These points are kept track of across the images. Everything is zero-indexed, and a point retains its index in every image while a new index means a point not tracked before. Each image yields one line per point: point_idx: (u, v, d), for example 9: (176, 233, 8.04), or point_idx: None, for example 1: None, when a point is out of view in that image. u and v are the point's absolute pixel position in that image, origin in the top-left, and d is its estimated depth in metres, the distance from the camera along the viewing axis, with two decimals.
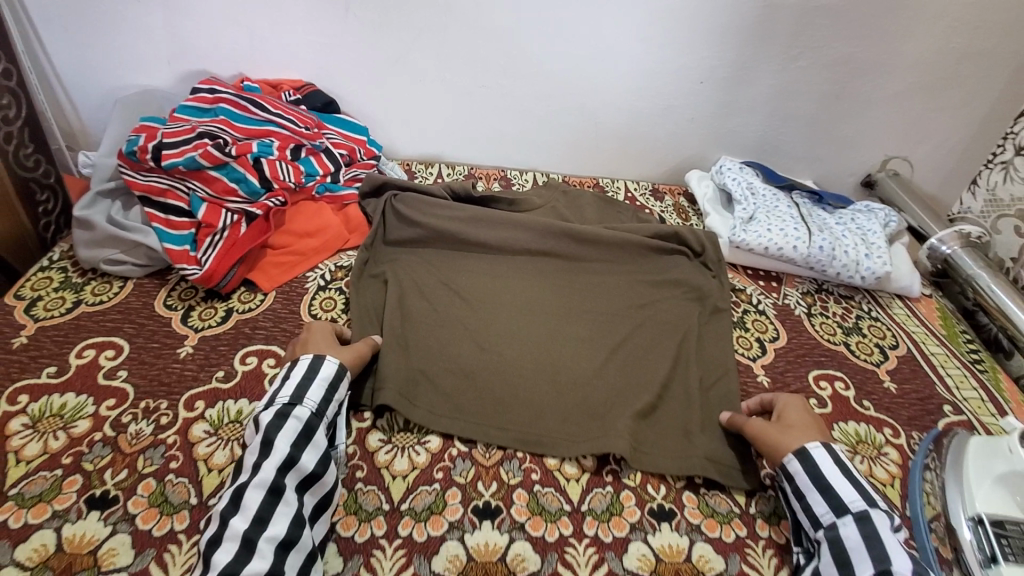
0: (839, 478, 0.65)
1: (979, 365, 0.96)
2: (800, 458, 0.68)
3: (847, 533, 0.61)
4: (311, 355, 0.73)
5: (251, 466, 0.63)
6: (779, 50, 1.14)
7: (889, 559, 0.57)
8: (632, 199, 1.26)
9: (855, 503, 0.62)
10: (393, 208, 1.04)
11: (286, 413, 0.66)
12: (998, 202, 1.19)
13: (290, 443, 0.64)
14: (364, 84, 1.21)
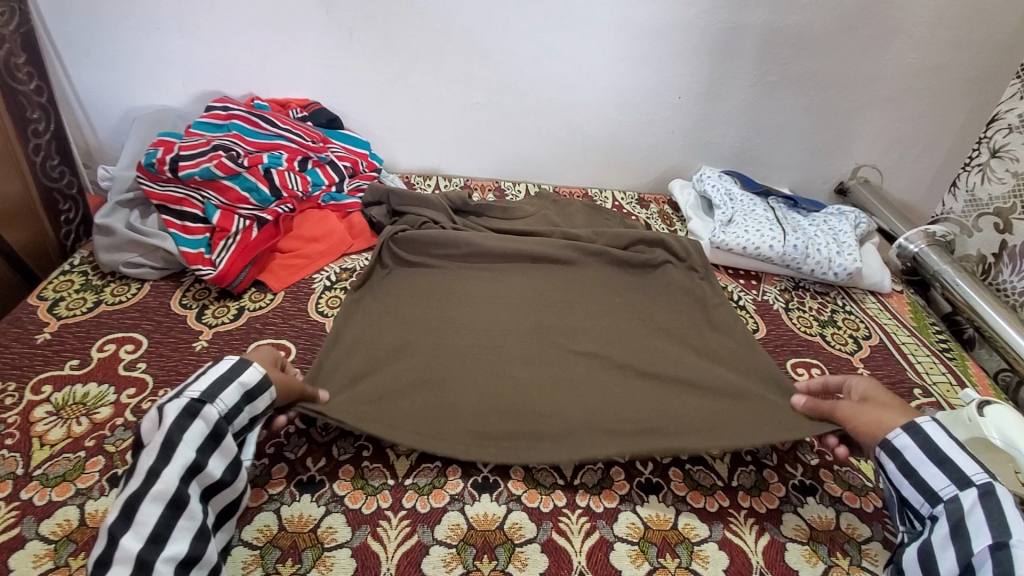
0: (959, 452, 0.62)
1: (948, 353, 1.02)
2: (911, 433, 0.66)
3: (968, 506, 0.58)
4: (231, 358, 0.66)
5: (146, 472, 0.55)
6: (751, 66, 1.23)
7: (1010, 530, 0.54)
8: (620, 207, 1.33)
9: (979, 476, 0.59)
10: (392, 243, 1.07)
11: (193, 412, 0.59)
12: (977, 201, 1.22)
13: (196, 450, 0.58)
14: (367, 103, 1.29)
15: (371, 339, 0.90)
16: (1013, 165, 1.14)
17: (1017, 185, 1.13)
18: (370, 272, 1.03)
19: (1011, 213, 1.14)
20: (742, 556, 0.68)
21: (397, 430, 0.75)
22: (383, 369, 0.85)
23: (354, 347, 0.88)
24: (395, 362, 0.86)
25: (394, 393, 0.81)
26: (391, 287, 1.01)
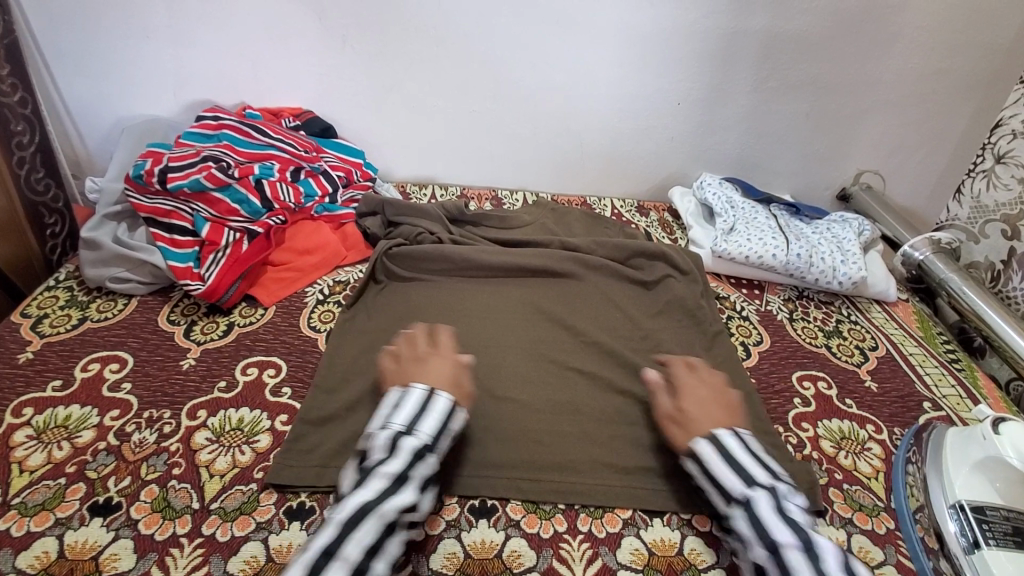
0: (722, 468, 0.69)
1: (957, 364, 1.00)
2: (690, 460, 0.71)
3: (739, 519, 0.64)
4: (450, 400, 0.73)
5: (378, 490, 0.61)
6: (752, 71, 1.21)
7: (772, 536, 0.61)
8: (619, 215, 1.31)
9: (738, 490, 0.66)
10: (385, 257, 1.05)
11: (419, 450, 0.66)
12: (982, 208, 1.20)
13: (420, 485, 0.64)
14: (361, 111, 1.27)
15: (365, 357, 0.88)
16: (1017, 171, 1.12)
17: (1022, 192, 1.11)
18: (364, 287, 1.01)
19: (1016, 219, 1.11)
20: None
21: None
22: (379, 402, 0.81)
23: (348, 376, 0.84)
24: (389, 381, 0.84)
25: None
26: (386, 301, 0.99)
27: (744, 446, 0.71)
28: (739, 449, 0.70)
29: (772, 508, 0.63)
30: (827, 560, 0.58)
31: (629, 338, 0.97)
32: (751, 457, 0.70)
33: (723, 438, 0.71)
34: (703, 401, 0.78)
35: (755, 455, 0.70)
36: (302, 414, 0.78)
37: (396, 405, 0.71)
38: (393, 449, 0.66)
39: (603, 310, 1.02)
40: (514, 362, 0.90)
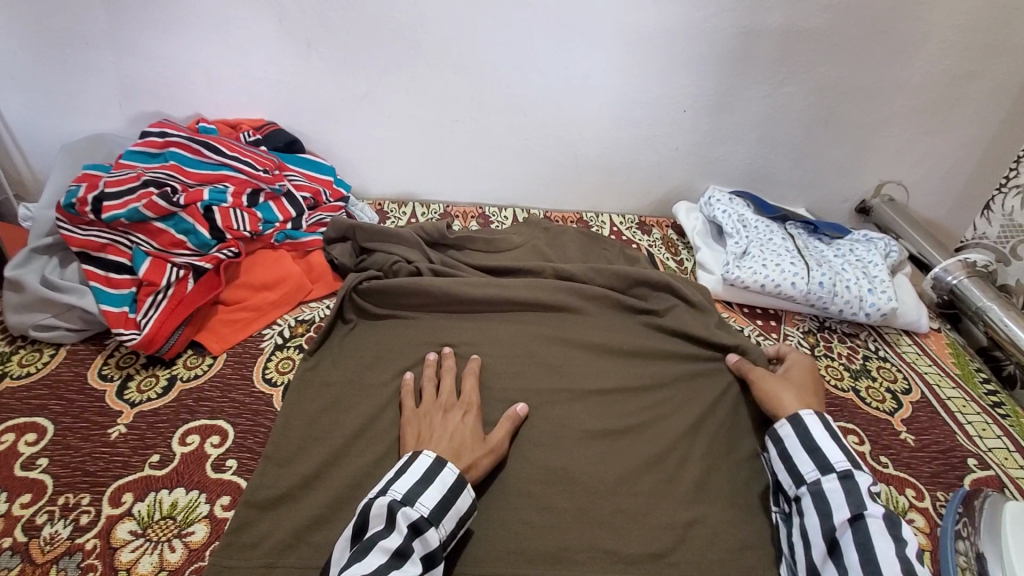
0: (827, 441, 0.69)
1: (1001, 410, 0.89)
2: (793, 423, 0.72)
3: (829, 486, 0.65)
4: (456, 472, 0.64)
5: (375, 568, 0.55)
6: (765, 75, 1.09)
7: (865, 507, 0.62)
8: (618, 234, 1.19)
9: (840, 463, 0.66)
10: (354, 293, 0.92)
11: (417, 527, 0.59)
12: (1014, 227, 1.08)
13: (422, 564, 0.57)
14: (331, 122, 1.14)
15: (328, 416, 0.76)
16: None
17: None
18: (330, 329, 0.88)
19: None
20: None
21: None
22: (340, 475, 0.69)
23: (305, 443, 0.72)
24: (356, 449, 0.72)
25: (353, 511, 0.66)
26: (355, 345, 0.87)
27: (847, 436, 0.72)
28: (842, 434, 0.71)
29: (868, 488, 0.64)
30: (911, 547, 0.59)
31: (631, 385, 0.85)
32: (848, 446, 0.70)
33: (829, 421, 0.72)
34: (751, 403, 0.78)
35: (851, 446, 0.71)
36: (246, 496, 0.66)
37: (400, 470, 0.63)
38: (392, 521, 0.59)
39: (602, 351, 0.90)
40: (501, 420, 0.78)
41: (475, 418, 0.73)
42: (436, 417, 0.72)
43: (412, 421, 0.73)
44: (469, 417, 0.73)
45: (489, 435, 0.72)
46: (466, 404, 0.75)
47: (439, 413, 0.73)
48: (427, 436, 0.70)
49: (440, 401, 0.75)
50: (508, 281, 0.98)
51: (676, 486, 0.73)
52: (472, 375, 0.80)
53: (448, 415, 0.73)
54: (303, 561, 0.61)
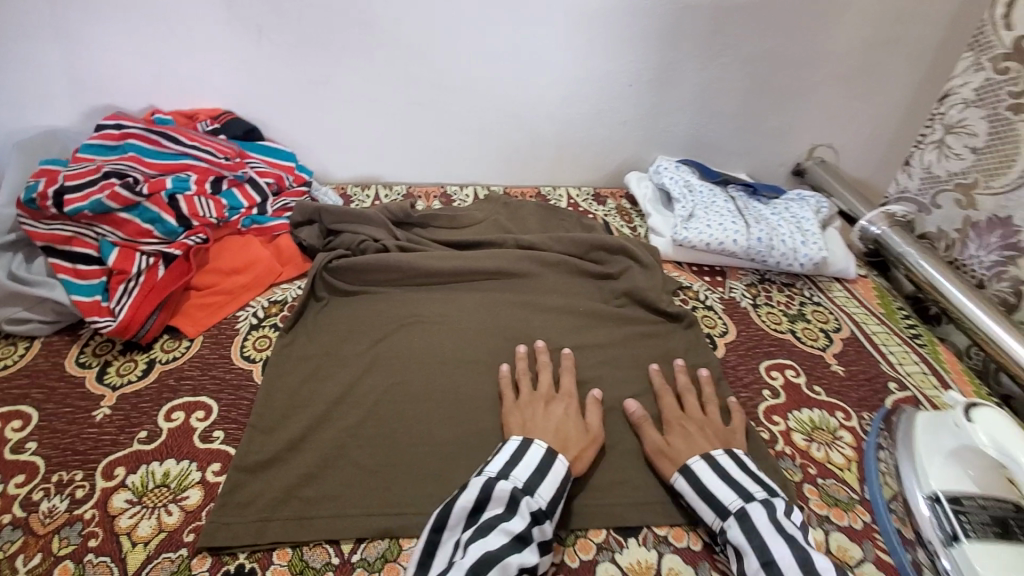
0: (716, 482, 0.67)
1: (919, 340, 0.99)
2: (683, 474, 0.70)
3: (733, 534, 0.62)
4: (567, 466, 0.68)
5: (501, 546, 0.58)
6: (701, 49, 1.16)
7: (769, 549, 0.59)
8: (575, 206, 1.25)
9: (732, 502, 0.64)
10: (325, 271, 0.96)
11: (537, 516, 0.62)
12: (934, 178, 1.12)
13: (538, 551, 0.60)
14: (289, 110, 1.16)
15: (308, 386, 0.80)
16: (973, 141, 1.03)
17: (982, 160, 1.02)
18: (303, 307, 0.92)
19: (975, 187, 1.03)
20: None
21: (344, 519, 0.65)
22: (324, 438, 0.73)
23: (288, 411, 0.76)
24: (338, 412, 0.77)
25: (338, 467, 0.70)
26: (329, 320, 0.91)
27: (738, 463, 0.70)
28: (729, 464, 0.70)
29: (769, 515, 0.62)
30: None
31: (593, 340, 0.91)
32: (745, 472, 0.69)
33: (716, 456, 0.71)
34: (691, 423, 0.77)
35: (749, 471, 0.69)
36: (235, 461, 0.70)
37: (515, 457, 0.67)
38: (513, 506, 0.61)
39: (565, 311, 0.96)
40: (473, 377, 0.83)
41: (577, 409, 0.77)
42: (539, 408, 0.76)
43: (515, 411, 0.76)
44: (571, 408, 0.77)
45: (588, 425, 0.76)
46: (567, 397, 0.78)
47: (542, 404, 0.77)
48: (534, 423, 0.73)
49: (541, 392, 0.79)
50: (472, 253, 1.03)
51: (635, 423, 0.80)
52: (569, 372, 0.83)
53: (550, 405, 0.77)
54: (296, 513, 0.65)
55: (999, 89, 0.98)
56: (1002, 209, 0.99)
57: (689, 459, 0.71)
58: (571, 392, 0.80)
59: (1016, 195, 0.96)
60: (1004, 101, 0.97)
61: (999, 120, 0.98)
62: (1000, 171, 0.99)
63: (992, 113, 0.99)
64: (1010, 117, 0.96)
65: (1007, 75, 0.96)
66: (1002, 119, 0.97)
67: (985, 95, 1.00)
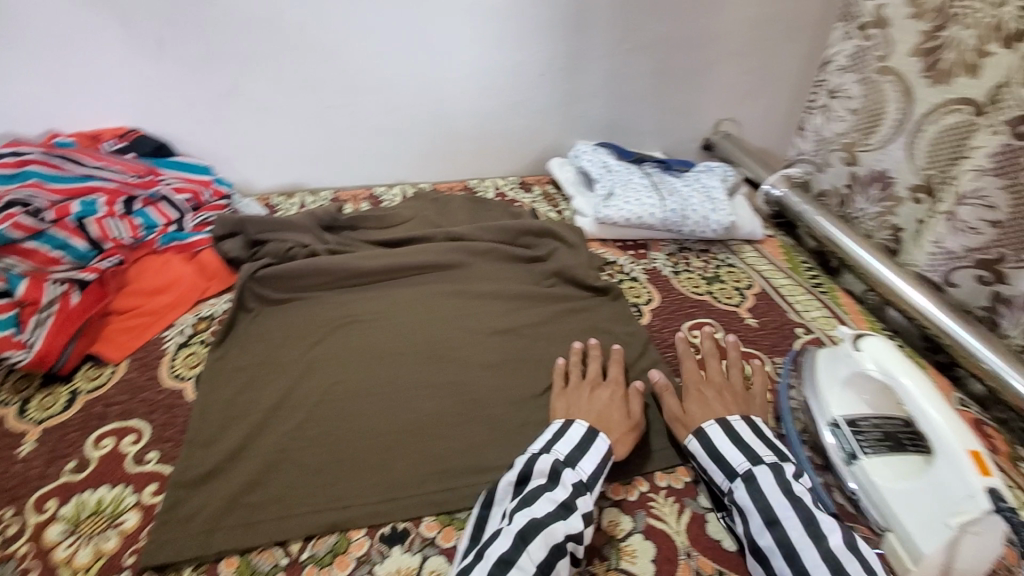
0: (727, 445, 0.71)
1: (820, 288, 1.09)
2: (697, 435, 0.73)
3: (739, 495, 0.66)
4: (608, 443, 0.71)
5: (548, 513, 0.61)
6: (604, 35, 1.22)
7: (774, 509, 0.63)
8: (502, 196, 1.29)
9: (741, 464, 0.68)
10: (253, 281, 0.95)
11: (579, 485, 0.65)
12: (825, 140, 1.22)
13: (584, 519, 0.62)
14: (201, 123, 1.13)
15: (245, 396, 0.80)
16: (851, 103, 1.14)
17: (859, 121, 1.12)
18: (234, 319, 0.91)
19: (856, 146, 1.14)
20: (666, 540, 0.67)
21: (290, 519, 0.66)
22: (264, 445, 0.73)
23: (225, 422, 0.76)
24: (277, 417, 0.77)
25: (280, 471, 0.71)
26: (261, 329, 0.90)
27: (753, 427, 0.73)
28: (744, 428, 0.73)
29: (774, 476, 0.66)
30: (835, 538, 0.60)
31: (527, 320, 0.95)
32: (760, 438, 0.72)
33: (732, 420, 0.74)
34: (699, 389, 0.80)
35: (763, 434, 0.72)
36: (174, 478, 0.69)
37: (557, 434, 0.71)
38: (556, 477, 0.65)
39: (498, 296, 1.00)
40: (411, 368, 0.85)
41: (622, 395, 0.79)
42: (584, 394, 0.79)
43: (562, 397, 0.79)
44: (616, 395, 0.79)
45: (631, 410, 0.78)
46: (614, 384, 0.81)
47: (586, 391, 0.79)
48: (577, 408, 0.76)
49: (588, 378, 0.82)
50: (403, 250, 1.04)
51: None
52: (618, 363, 0.84)
53: (595, 392, 0.79)
54: (242, 520, 0.66)
55: (868, 54, 1.09)
56: (878, 164, 1.09)
57: (704, 421, 0.75)
58: (617, 378, 0.82)
59: (886, 150, 1.07)
60: (871, 64, 1.08)
61: (870, 83, 1.09)
62: (873, 128, 1.09)
63: (864, 77, 1.10)
64: (878, 79, 1.07)
65: (873, 41, 1.07)
66: (871, 81, 1.08)
67: (857, 61, 1.12)
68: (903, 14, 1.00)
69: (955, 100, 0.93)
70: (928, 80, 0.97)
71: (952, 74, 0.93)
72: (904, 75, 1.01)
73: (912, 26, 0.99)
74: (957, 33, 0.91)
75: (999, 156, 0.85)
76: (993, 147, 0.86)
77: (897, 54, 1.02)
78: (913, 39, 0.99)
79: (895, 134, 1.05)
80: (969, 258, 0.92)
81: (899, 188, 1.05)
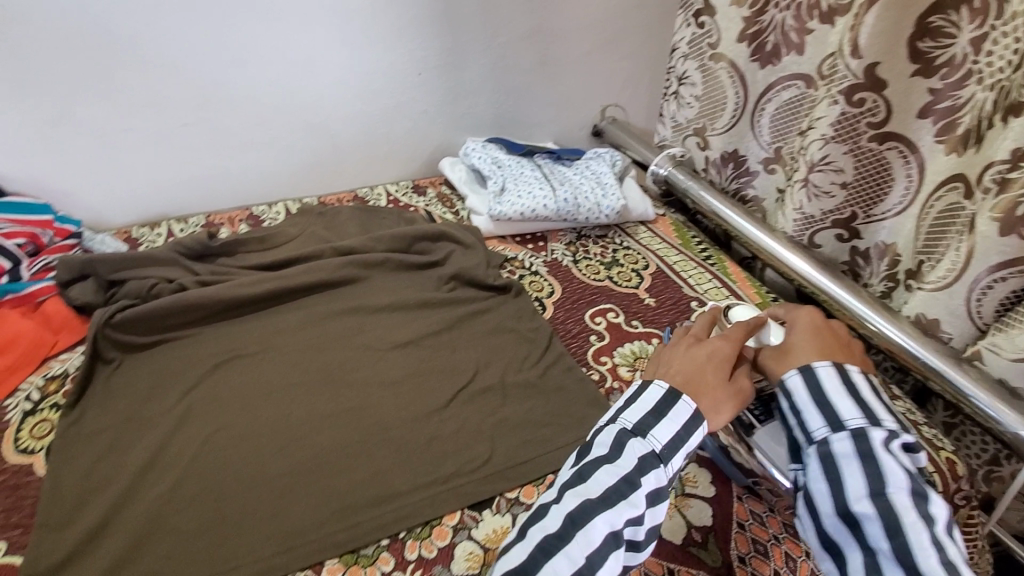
0: (842, 392, 0.55)
1: (710, 260, 1.14)
2: (803, 373, 0.58)
3: (841, 449, 0.52)
4: (694, 409, 0.56)
5: (604, 493, 0.51)
6: (478, 30, 1.20)
7: (885, 475, 0.50)
8: (395, 202, 1.24)
9: (855, 419, 0.53)
10: (108, 327, 0.84)
11: (648, 460, 0.53)
12: (679, 126, 1.26)
13: (648, 500, 0.51)
14: (29, 154, 0.99)
15: (109, 460, 0.70)
16: (694, 90, 1.18)
17: (703, 106, 1.18)
18: (89, 374, 0.80)
19: (705, 131, 1.19)
20: None
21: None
22: (133, 515, 0.65)
23: (85, 496, 0.67)
24: (150, 479, 0.68)
25: (155, 542, 0.63)
26: (124, 381, 0.80)
27: (872, 385, 0.57)
28: (862, 379, 0.57)
29: (887, 442, 0.52)
30: (940, 524, 0.48)
31: (427, 329, 0.91)
32: (878, 396, 0.56)
33: (852, 370, 0.57)
34: (808, 336, 0.63)
35: (883, 396, 0.57)
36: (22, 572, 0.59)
37: (631, 398, 0.58)
38: (620, 448, 0.54)
39: (396, 308, 0.95)
40: (304, 399, 0.79)
41: (730, 354, 0.61)
42: (682, 346, 0.63)
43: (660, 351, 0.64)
44: (723, 351, 0.61)
45: (735, 377, 0.60)
46: (725, 339, 0.63)
47: (686, 345, 0.63)
48: (669, 363, 0.61)
49: (694, 335, 0.65)
50: (288, 271, 0.97)
51: (477, 398, 0.82)
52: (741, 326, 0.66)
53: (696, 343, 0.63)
54: None
55: (702, 42, 1.13)
56: (727, 146, 1.16)
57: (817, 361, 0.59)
58: (734, 337, 0.63)
59: (734, 132, 1.14)
60: (706, 52, 1.12)
61: (708, 70, 1.13)
62: (716, 113, 1.15)
63: (703, 64, 1.14)
64: (713, 66, 1.12)
65: (705, 29, 1.11)
66: (708, 69, 1.13)
67: (694, 48, 1.15)
68: (725, 2, 1.06)
69: (785, 78, 1.01)
70: (756, 62, 1.05)
71: (777, 54, 1.01)
72: (736, 62, 1.07)
73: (735, 13, 1.05)
74: (777, 15, 0.99)
75: (837, 124, 0.91)
76: (832, 116, 0.92)
77: (725, 41, 1.08)
78: (737, 25, 1.05)
79: (738, 118, 1.12)
80: (825, 220, 1.00)
81: (750, 163, 1.13)
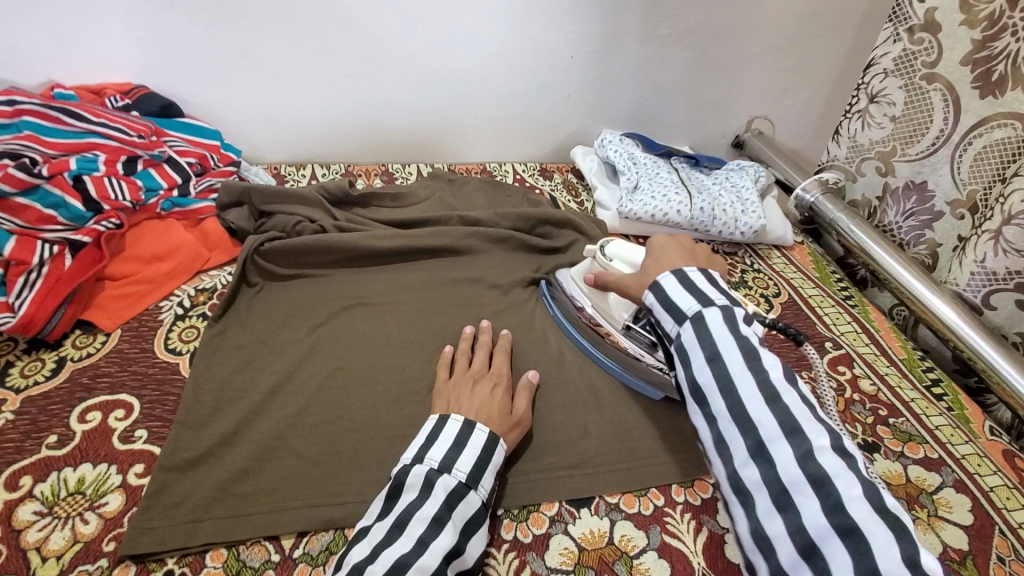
0: (679, 291, 0.66)
1: (851, 301, 1.04)
2: (653, 289, 0.69)
3: (686, 336, 0.64)
4: (488, 433, 0.65)
5: (417, 541, 0.54)
6: (640, 21, 1.16)
7: (720, 348, 0.61)
8: (521, 181, 1.23)
9: (690, 309, 0.64)
10: (257, 255, 0.90)
11: (455, 495, 0.58)
12: (859, 146, 1.15)
13: (459, 530, 0.57)
14: (209, 83, 1.07)
15: (242, 375, 0.75)
16: (892, 110, 1.06)
17: (898, 129, 1.06)
18: (234, 294, 0.86)
19: (893, 155, 1.08)
20: (681, 559, 0.63)
21: (283, 512, 0.62)
22: (259, 431, 0.69)
23: (218, 404, 0.71)
24: (275, 401, 0.72)
25: (275, 461, 0.66)
26: (264, 306, 0.85)
27: (708, 278, 0.68)
28: (699, 277, 0.68)
29: (725, 321, 0.63)
30: (774, 371, 0.59)
31: (540, 314, 0.91)
32: (714, 286, 0.67)
33: (688, 271, 0.68)
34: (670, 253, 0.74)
35: (720, 285, 0.68)
36: (160, 461, 0.64)
37: (430, 438, 0.63)
38: (429, 488, 0.58)
39: (514, 287, 0.94)
40: (420, 357, 0.80)
41: (503, 392, 0.72)
42: (466, 389, 0.71)
43: (444, 392, 0.72)
44: (497, 392, 0.72)
45: (515, 407, 0.72)
46: (498, 378, 0.74)
47: (469, 384, 0.72)
48: (458, 404, 0.69)
49: (473, 371, 0.74)
50: (417, 231, 0.99)
51: (586, 393, 0.79)
52: (504, 352, 0.79)
53: (477, 387, 0.72)
54: (232, 511, 0.61)
55: (915, 60, 1.01)
56: (916, 175, 1.05)
57: (659, 275, 0.71)
58: (501, 372, 0.75)
59: (929, 161, 1.02)
60: (919, 71, 1.00)
61: (915, 90, 1.01)
62: (915, 138, 1.03)
63: (909, 83, 1.02)
64: (923, 87, 1.00)
65: (921, 45, 0.99)
66: (917, 89, 1.01)
67: (902, 65, 1.03)
68: (955, 20, 0.93)
69: (1003, 114, 0.89)
70: (977, 91, 0.92)
71: (1004, 86, 0.88)
72: (953, 84, 0.95)
73: (964, 33, 0.92)
74: (1010, 44, 0.86)
75: None
76: None
77: (946, 61, 0.96)
78: (965, 47, 0.92)
79: (939, 146, 0.99)
80: (1008, 281, 0.88)
81: (937, 201, 1.01)
